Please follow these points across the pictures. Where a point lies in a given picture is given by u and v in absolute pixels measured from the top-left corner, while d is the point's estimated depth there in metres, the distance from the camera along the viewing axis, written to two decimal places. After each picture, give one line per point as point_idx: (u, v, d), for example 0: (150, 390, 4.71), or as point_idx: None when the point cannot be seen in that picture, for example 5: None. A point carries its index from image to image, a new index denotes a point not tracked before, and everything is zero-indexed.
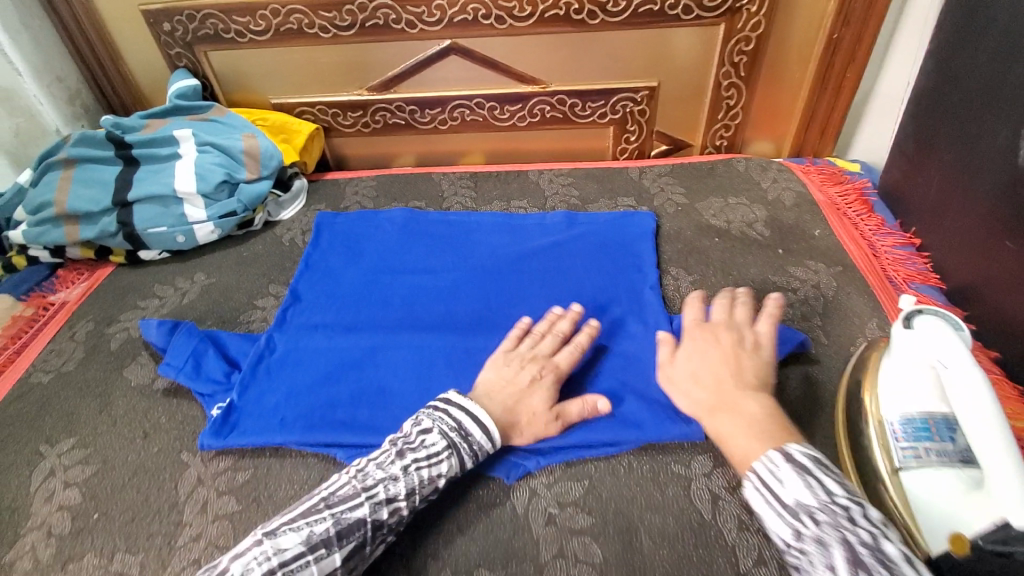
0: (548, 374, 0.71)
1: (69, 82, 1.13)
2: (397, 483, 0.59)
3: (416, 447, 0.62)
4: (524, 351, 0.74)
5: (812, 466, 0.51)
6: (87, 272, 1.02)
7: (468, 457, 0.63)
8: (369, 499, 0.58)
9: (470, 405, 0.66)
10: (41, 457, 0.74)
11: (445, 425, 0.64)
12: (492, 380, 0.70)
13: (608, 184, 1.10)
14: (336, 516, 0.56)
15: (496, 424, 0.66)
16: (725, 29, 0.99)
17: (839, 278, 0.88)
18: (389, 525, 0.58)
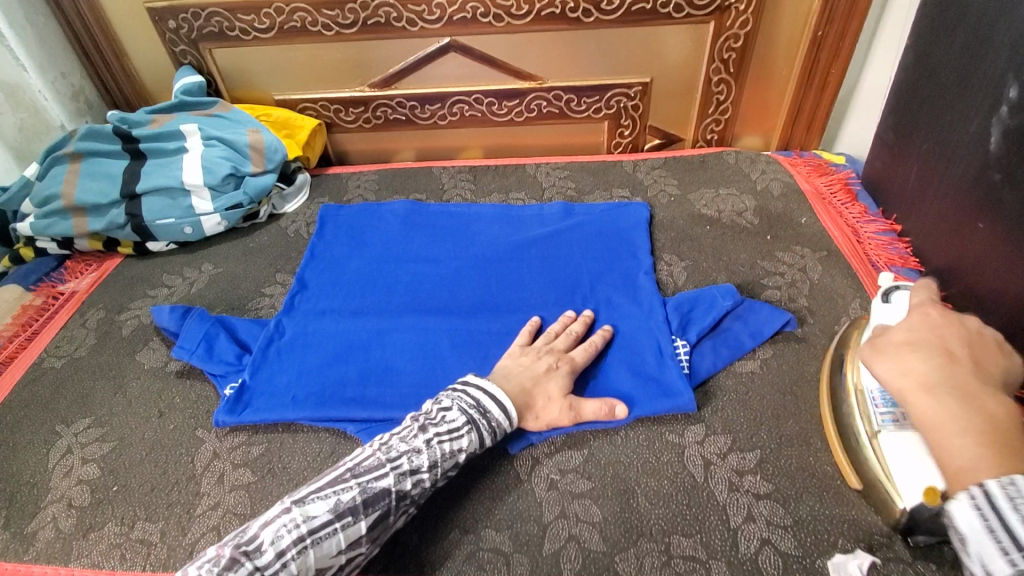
0: (563, 365, 0.73)
1: (72, 79, 1.15)
2: (420, 456, 0.62)
3: (438, 423, 0.64)
4: (542, 347, 0.76)
5: None
6: (95, 262, 1.05)
7: (488, 434, 0.65)
8: (392, 470, 0.61)
9: (489, 385, 0.68)
10: (57, 436, 0.77)
11: (464, 403, 0.66)
12: (508, 365, 0.73)
13: (603, 177, 1.14)
14: (361, 486, 0.59)
15: (513, 402, 0.68)
16: (715, 26, 1.04)
17: (824, 262, 0.92)
18: (412, 496, 0.61)
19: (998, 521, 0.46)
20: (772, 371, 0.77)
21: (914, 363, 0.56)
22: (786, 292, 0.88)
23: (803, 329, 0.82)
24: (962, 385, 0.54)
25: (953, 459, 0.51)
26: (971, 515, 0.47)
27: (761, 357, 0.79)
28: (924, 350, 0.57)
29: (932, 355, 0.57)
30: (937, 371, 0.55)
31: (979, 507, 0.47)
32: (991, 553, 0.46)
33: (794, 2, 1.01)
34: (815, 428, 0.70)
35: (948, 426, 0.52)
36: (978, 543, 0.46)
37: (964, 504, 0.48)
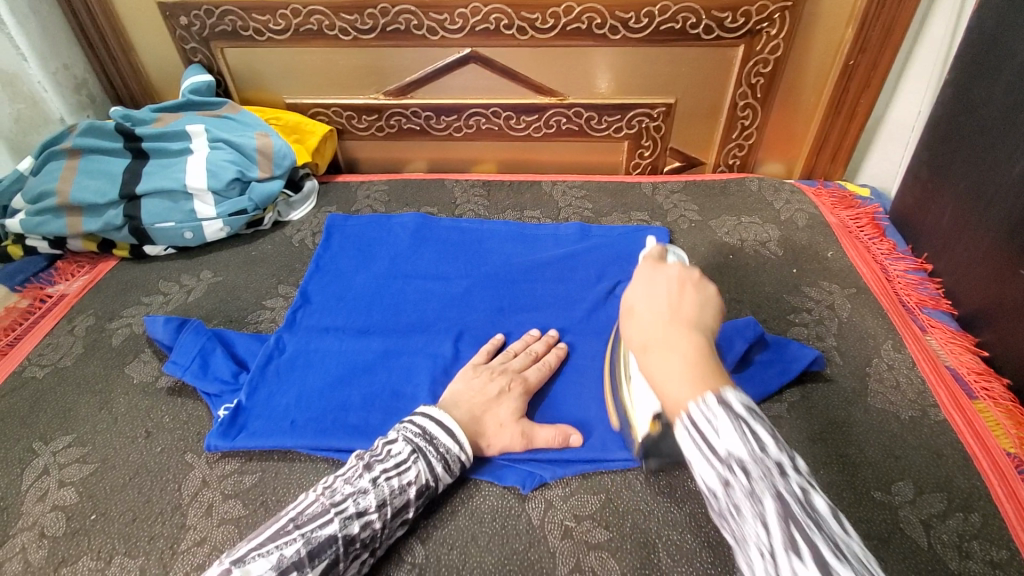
0: (517, 388, 0.71)
1: (75, 71, 1.10)
2: (366, 496, 0.58)
3: (381, 459, 0.61)
4: (495, 367, 0.74)
5: (747, 414, 0.42)
6: (88, 265, 1.00)
7: (437, 462, 0.62)
8: (338, 514, 0.57)
9: (435, 411, 0.66)
10: (35, 455, 0.71)
11: (410, 432, 0.64)
12: (460, 390, 0.70)
13: (621, 199, 1.10)
14: (306, 536, 0.55)
15: (462, 428, 0.66)
16: (744, 50, 1.00)
17: (853, 300, 0.88)
18: (362, 540, 0.57)
19: (698, 437, 0.42)
20: (800, 416, 0.73)
21: (639, 323, 0.52)
22: (813, 330, 0.84)
23: (831, 372, 0.78)
24: (678, 330, 0.49)
25: (669, 396, 0.46)
26: (683, 439, 0.43)
27: (788, 399, 0.75)
28: (645, 308, 0.53)
29: (647, 303, 0.53)
30: (660, 321, 0.51)
31: (689, 429, 0.43)
32: (704, 467, 0.42)
33: (827, 29, 0.98)
34: (846, 480, 0.67)
35: (670, 371, 0.46)
36: (696, 463, 0.43)
37: (681, 431, 0.44)
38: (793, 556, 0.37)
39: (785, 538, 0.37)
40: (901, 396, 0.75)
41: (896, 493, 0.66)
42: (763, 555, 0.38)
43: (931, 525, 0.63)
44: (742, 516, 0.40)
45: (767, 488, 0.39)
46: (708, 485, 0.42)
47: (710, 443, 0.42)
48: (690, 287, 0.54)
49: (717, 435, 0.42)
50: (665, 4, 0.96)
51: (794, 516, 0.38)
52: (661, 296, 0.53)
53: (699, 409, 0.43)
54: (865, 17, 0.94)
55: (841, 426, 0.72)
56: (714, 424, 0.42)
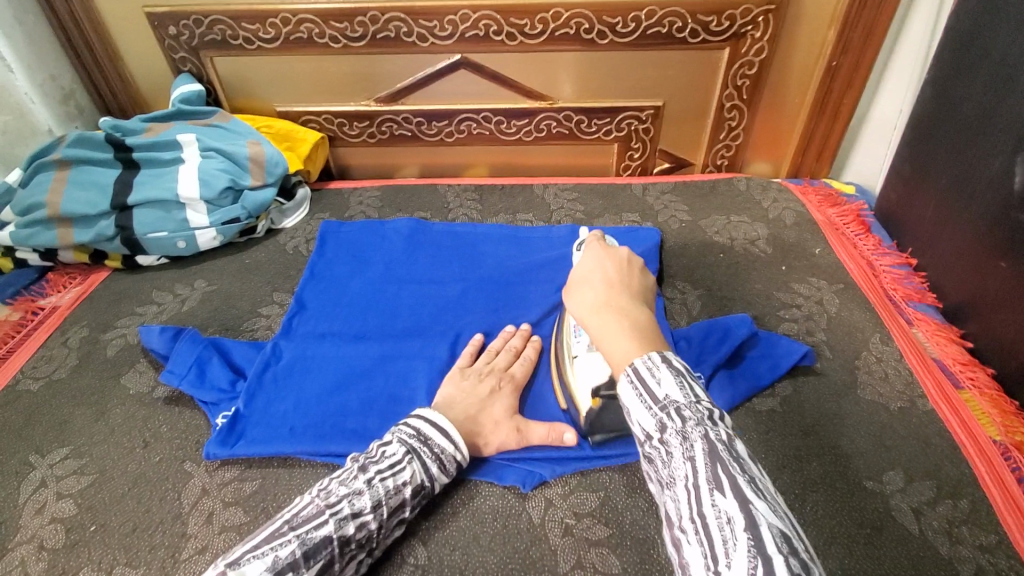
0: (506, 386, 0.73)
1: (62, 81, 1.10)
2: (361, 497, 0.57)
3: (377, 461, 0.60)
4: (484, 368, 0.75)
5: (685, 372, 0.48)
6: (80, 276, 0.99)
7: (431, 461, 0.62)
8: (334, 516, 0.56)
9: (430, 412, 0.65)
10: (31, 468, 0.71)
11: (405, 433, 0.63)
12: (451, 393, 0.70)
13: (612, 200, 1.11)
14: (300, 538, 0.53)
15: (458, 431, 0.65)
16: (730, 53, 1.02)
17: (841, 295, 0.90)
18: (356, 540, 0.56)
19: (641, 387, 0.48)
20: (792, 410, 0.75)
21: (588, 295, 0.59)
22: (803, 326, 0.86)
23: (820, 366, 0.80)
24: (615, 297, 0.57)
25: (614, 355, 0.52)
26: (625, 387, 0.49)
27: (780, 393, 0.77)
28: (587, 280, 0.61)
29: (601, 278, 0.60)
30: (604, 294, 0.58)
31: (634, 380, 0.49)
32: (642, 411, 0.47)
33: (809, 30, 1.00)
34: (838, 471, 0.68)
35: (610, 332, 0.54)
36: (636, 410, 0.48)
37: (624, 383, 0.49)
38: (714, 490, 0.41)
39: (710, 476, 0.42)
40: (890, 388, 0.77)
41: (887, 483, 0.67)
42: (688, 489, 0.43)
43: (922, 513, 0.64)
44: (671, 456, 0.45)
45: (698, 431, 0.44)
46: (645, 430, 0.48)
47: (651, 391, 0.47)
48: (634, 267, 0.63)
49: (659, 384, 0.47)
50: (652, 9, 0.98)
51: (719, 456, 0.43)
52: (604, 278, 0.60)
53: (644, 364, 0.49)
54: (846, 19, 0.96)
55: (832, 418, 0.74)
56: (656, 375, 0.48)
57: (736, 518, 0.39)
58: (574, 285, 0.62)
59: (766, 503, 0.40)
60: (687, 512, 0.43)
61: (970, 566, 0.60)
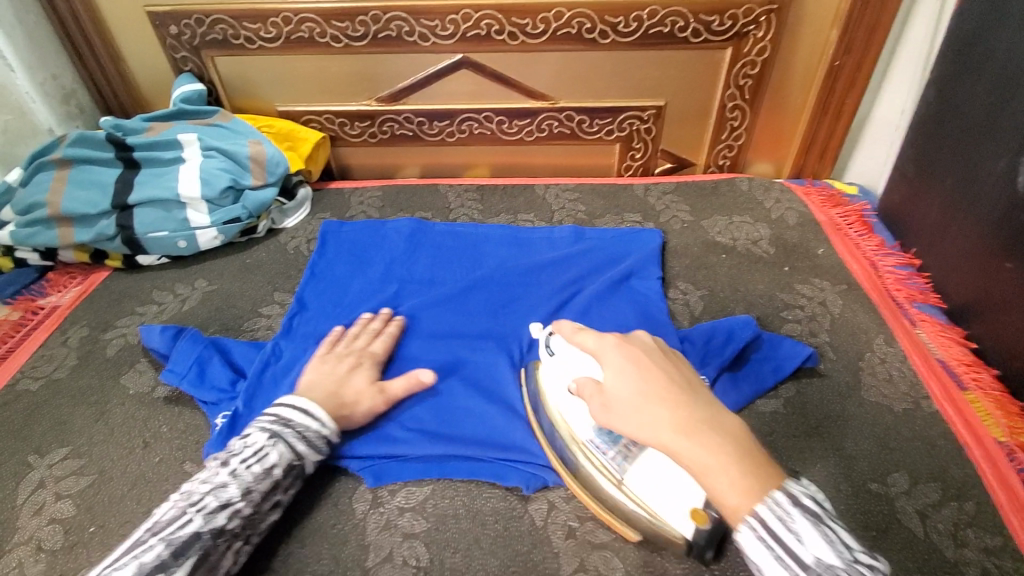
0: (366, 362, 0.76)
1: (63, 81, 1.10)
2: (227, 489, 0.58)
3: (238, 453, 0.61)
4: (342, 350, 0.77)
5: (821, 514, 0.47)
6: (80, 276, 0.99)
7: (296, 440, 0.63)
8: (198, 512, 0.56)
9: (291, 398, 0.67)
10: (30, 468, 0.71)
11: (264, 421, 0.64)
12: (313, 378, 0.71)
13: (613, 201, 1.11)
14: (165, 539, 0.54)
15: (323, 409, 0.66)
16: (732, 53, 1.02)
17: (845, 296, 0.89)
18: (231, 529, 0.57)
19: (782, 548, 0.46)
20: (795, 411, 0.74)
21: (653, 417, 0.52)
22: (806, 326, 0.85)
23: (824, 367, 0.79)
24: (676, 406, 0.52)
25: (727, 499, 0.48)
26: (757, 549, 0.47)
27: (783, 394, 0.76)
28: (624, 393, 0.54)
29: (654, 388, 0.53)
30: (666, 407, 0.52)
31: (764, 538, 0.47)
32: (780, 572, 0.46)
33: (812, 31, 1.00)
34: (842, 473, 0.68)
35: (704, 463, 0.49)
36: (771, 570, 0.47)
37: (750, 537, 0.47)
38: None
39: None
40: (894, 390, 0.77)
41: (892, 485, 0.67)
42: None
43: (926, 515, 0.64)
44: None
45: None
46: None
47: (792, 548, 0.46)
48: (665, 357, 0.57)
49: (802, 546, 0.46)
50: (654, 9, 0.97)
51: None
52: (641, 387, 0.54)
53: (772, 511, 0.47)
54: (849, 19, 0.96)
55: (836, 420, 0.73)
56: (796, 531, 0.46)
57: None
58: (610, 398, 0.55)
59: None
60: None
61: (975, 569, 0.60)
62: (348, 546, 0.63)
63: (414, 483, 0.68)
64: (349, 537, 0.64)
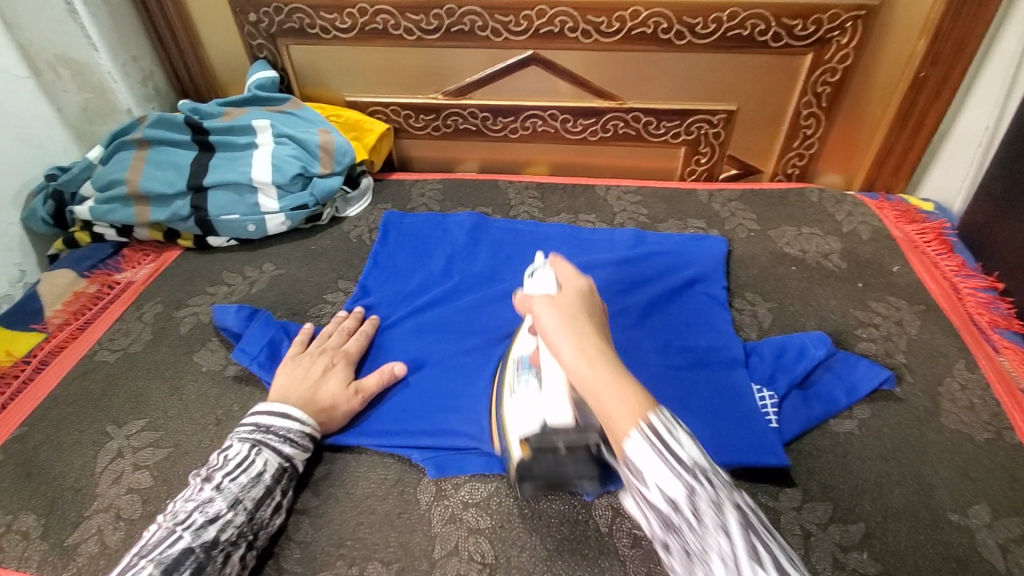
0: (339, 362, 0.76)
1: (142, 63, 1.13)
2: (212, 502, 0.59)
3: (222, 467, 0.63)
4: (313, 350, 0.78)
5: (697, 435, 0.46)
6: (152, 253, 1.02)
7: (280, 444, 0.65)
8: (186, 529, 0.57)
9: (266, 405, 0.69)
10: (108, 437, 0.73)
11: (244, 431, 0.66)
12: (286, 383, 0.72)
13: (677, 205, 1.09)
14: (155, 559, 0.55)
15: (301, 410, 0.69)
16: (813, 58, 0.99)
17: (923, 317, 0.86)
18: (227, 539, 0.58)
19: (663, 448, 0.44)
20: (872, 434, 0.72)
21: (563, 335, 0.54)
22: (882, 346, 0.82)
23: (901, 390, 0.76)
24: (591, 337, 0.53)
25: (612, 409, 0.47)
26: (644, 450, 0.44)
27: (859, 416, 0.73)
28: (556, 302, 0.58)
29: (566, 312, 0.56)
30: (577, 329, 0.54)
31: (650, 435, 0.44)
32: (666, 477, 0.43)
33: (898, 39, 0.96)
34: (921, 501, 0.65)
35: (593, 380, 0.49)
36: (657, 474, 0.43)
37: (637, 441, 0.44)
38: (756, 566, 0.40)
39: (746, 547, 0.41)
40: (975, 417, 0.73)
41: (973, 517, 0.64)
42: (725, 563, 0.41)
43: (1010, 550, 0.61)
44: (704, 528, 0.42)
45: (728, 498, 0.43)
46: (667, 497, 0.43)
47: (672, 450, 0.44)
48: (588, 293, 0.61)
49: (680, 445, 0.44)
50: (735, 10, 0.95)
51: (750, 526, 0.42)
52: (569, 307, 0.57)
53: (659, 420, 0.45)
54: (939, 30, 0.92)
55: (914, 446, 0.70)
56: (676, 437, 0.44)
57: None
58: (548, 300, 0.58)
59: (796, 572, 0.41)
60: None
61: None
62: (414, 536, 0.64)
63: (477, 478, 0.68)
64: (414, 527, 0.64)
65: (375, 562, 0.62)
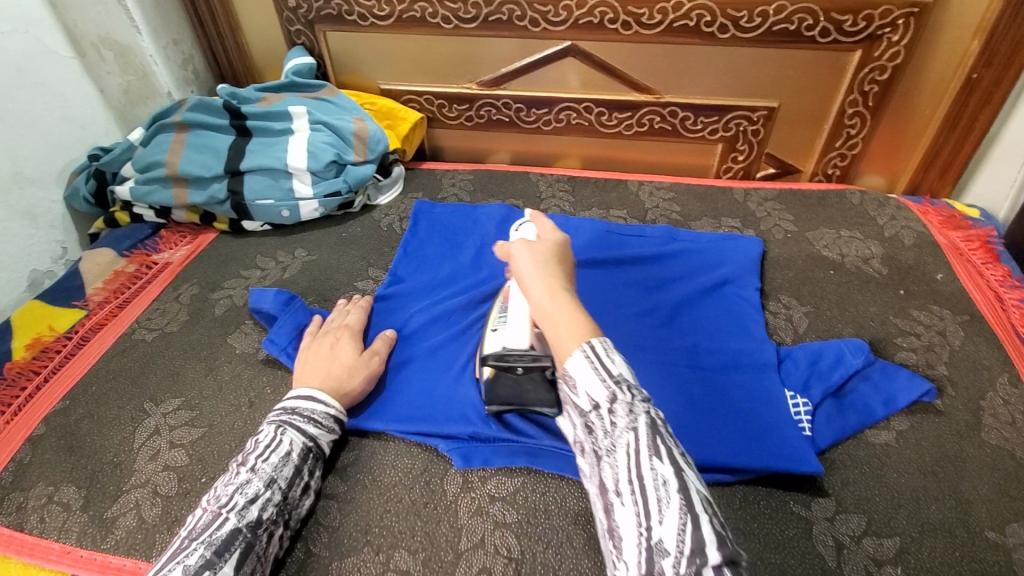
0: (344, 336, 0.79)
1: (182, 46, 1.15)
2: (252, 484, 0.59)
3: (254, 449, 0.63)
4: (322, 332, 0.80)
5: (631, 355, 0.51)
6: (189, 235, 1.04)
7: (306, 424, 0.66)
8: (230, 511, 0.57)
9: (293, 391, 0.70)
10: (146, 415, 0.76)
11: (272, 415, 0.67)
12: (311, 363, 0.74)
13: (711, 204, 1.07)
14: (205, 541, 0.54)
15: (324, 391, 0.71)
16: (861, 56, 0.95)
17: (966, 328, 0.83)
18: (268, 518, 0.59)
19: (595, 361, 0.50)
20: (909, 446, 0.70)
21: (536, 282, 0.59)
22: (922, 356, 0.80)
23: (941, 403, 0.74)
24: (559, 280, 0.60)
25: (560, 336, 0.54)
26: (579, 363, 0.51)
27: (896, 428, 0.72)
28: (535, 250, 0.64)
29: (542, 261, 0.62)
30: (547, 278, 0.60)
31: (588, 353, 0.50)
32: (592, 383, 0.49)
33: (952, 38, 0.92)
34: (957, 517, 0.63)
35: (552, 311, 0.56)
36: (585, 382, 0.50)
37: (578, 359, 0.51)
38: (653, 457, 0.45)
39: (650, 445, 0.46)
40: (1018, 434, 0.71)
41: (1012, 536, 0.62)
42: (628, 455, 0.46)
43: None
44: (618, 431, 0.48)
45: (644, 405, 0.47)
46: (592, 399, 0.50)
47: (603, 364, 0.50)
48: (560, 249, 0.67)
49: (612, 362, 0.50)
50: (782, 4, 0.92)
51: (660, 429, 0.47)
52: (543, 259, 0.63)
53: (599, 342, 0.52)
54: (995, 29, 0.88)
55: (952, 460, 0.68)
56: (609, 354, 0.51)
57: (670, 482, 0.43)
58: (526, 246, 0.64)
59: (697, 473, 0.45)
60: (627, 472, 0.46)
61: None
62: (440, 527, 0.64)
63: (504, 472, 0.68)
64: (440, 517, 0.65)
65: (402, 550, 0.63)
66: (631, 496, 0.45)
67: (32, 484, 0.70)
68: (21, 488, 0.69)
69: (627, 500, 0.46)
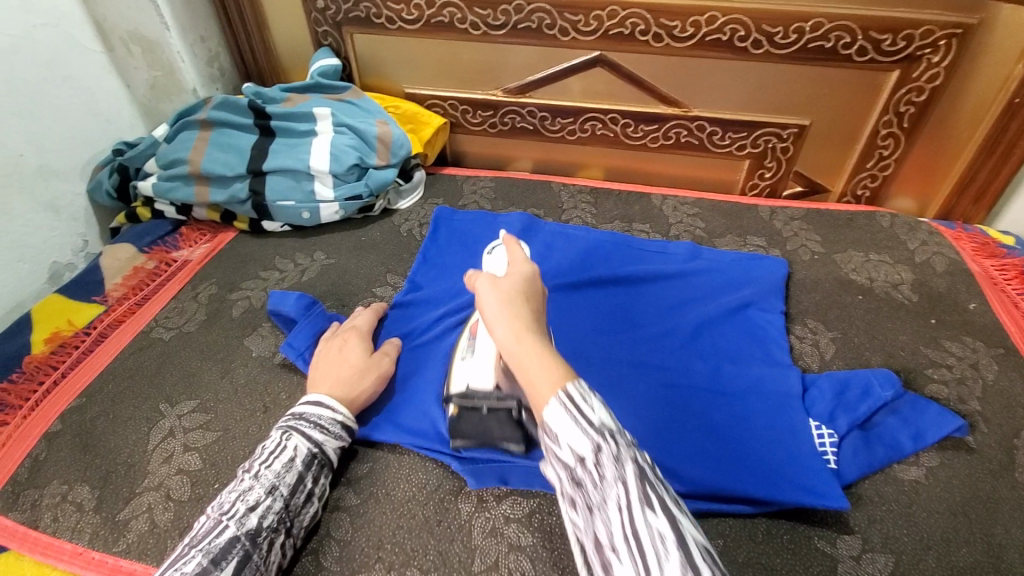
0: (354, 337, 0.79)
1: (210, 43, 1.15)
2: (252, 491, 0.59)
3: (259, 456, 0.63)
4: (339, 333, 0.80)
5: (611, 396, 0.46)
6: (209, 233, 1.04)
7: (312, 429, 0.66)
8: (230, 519, 0.57)
9: (302, 397, 0.70)
10: (161, 416, 0.75)
11: (280, 420, 0.67)
12: (326, 368, 0.73)
13: (736, 220, 1.05)
14: (203, 549, 0.54)
15: (332, 396, 0.70)
16: (899, 76, 0.93)
17: (1001, 361, 0.80)
18: (268, 526, 0.58)
19: (575, 410, 0.43)
20: (940, 485, 0.67)
21: (500, 320, 0.53)
22: (954, 390, 0.77)
23: (973, 440, 0.72)
24: (526, 318, 0.53)
25: (536, 385, 0.47)
26: (557, 412, 0.44)
27: (926, 464, 0.69)
28: (501, 284, 0.57)
29: (508, 297, 0.55)
30: (514, 314, 0.53)
31: (567, 399, 0.44)
32: (575, 435, 0.43)
33: (996, 60, 0.88)
34: (990, 562, 0.61)
35: (520, 354, 0.49)
36: (567, 434, 0.43)
37: (555, 407, 0.44)
38: (647, 509, 0.40)
39: (641, 495, 0.40)
40: None
41: None
42: (620, 510, 0.40)
43: None
44: (604, 482, 0.42)
45: (630, 453, 0.43)
46: (576, 453, 0.43)
47: (584, 411, 0.44)
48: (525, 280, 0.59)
49: (592, 409, 0.44)
50: (819, 21, 0.89)
51: (649, 478, 0.42)
52: (511, 292, 0.56)
53: (577, 388, 0.45)
54: None
55: (985, 501, 0.66)
56: (589, 400, 0.44)
57: (669, 536, 0.38)
58: (491, 282, 0.57)
59: (691, 523, 0.40)
60: (618, 530, 0.40)
61: None
62: (454, 546, 0.63)
63: (520, 493, 0.67)
64: (454, 536, 0.64)
65: (414, 568, 0.61)
66: (626, 557, 0.39)
67: (47, 483, 0.69)
68: (36, 485, 0.69)
69: (624, 561, 0.39)
